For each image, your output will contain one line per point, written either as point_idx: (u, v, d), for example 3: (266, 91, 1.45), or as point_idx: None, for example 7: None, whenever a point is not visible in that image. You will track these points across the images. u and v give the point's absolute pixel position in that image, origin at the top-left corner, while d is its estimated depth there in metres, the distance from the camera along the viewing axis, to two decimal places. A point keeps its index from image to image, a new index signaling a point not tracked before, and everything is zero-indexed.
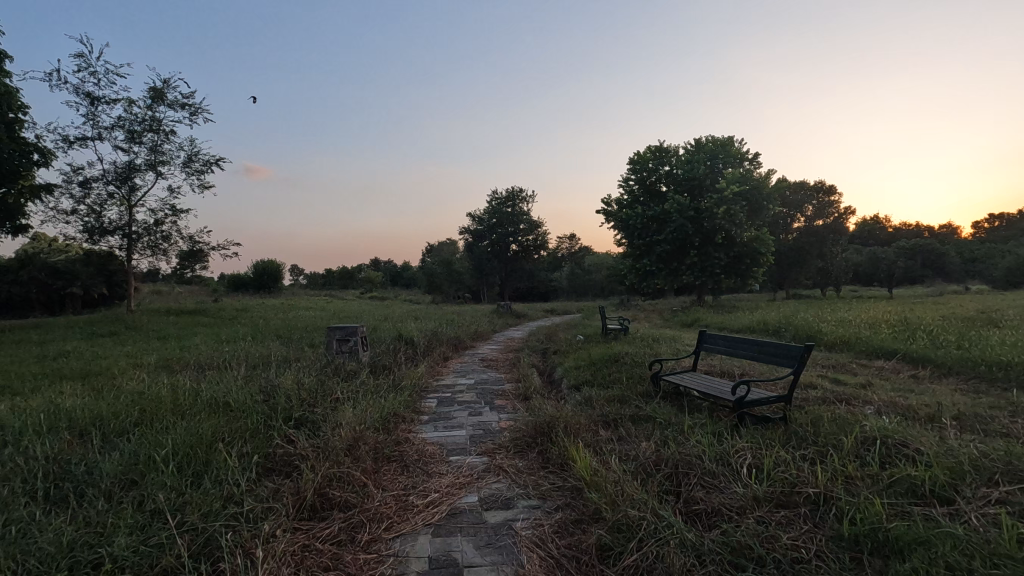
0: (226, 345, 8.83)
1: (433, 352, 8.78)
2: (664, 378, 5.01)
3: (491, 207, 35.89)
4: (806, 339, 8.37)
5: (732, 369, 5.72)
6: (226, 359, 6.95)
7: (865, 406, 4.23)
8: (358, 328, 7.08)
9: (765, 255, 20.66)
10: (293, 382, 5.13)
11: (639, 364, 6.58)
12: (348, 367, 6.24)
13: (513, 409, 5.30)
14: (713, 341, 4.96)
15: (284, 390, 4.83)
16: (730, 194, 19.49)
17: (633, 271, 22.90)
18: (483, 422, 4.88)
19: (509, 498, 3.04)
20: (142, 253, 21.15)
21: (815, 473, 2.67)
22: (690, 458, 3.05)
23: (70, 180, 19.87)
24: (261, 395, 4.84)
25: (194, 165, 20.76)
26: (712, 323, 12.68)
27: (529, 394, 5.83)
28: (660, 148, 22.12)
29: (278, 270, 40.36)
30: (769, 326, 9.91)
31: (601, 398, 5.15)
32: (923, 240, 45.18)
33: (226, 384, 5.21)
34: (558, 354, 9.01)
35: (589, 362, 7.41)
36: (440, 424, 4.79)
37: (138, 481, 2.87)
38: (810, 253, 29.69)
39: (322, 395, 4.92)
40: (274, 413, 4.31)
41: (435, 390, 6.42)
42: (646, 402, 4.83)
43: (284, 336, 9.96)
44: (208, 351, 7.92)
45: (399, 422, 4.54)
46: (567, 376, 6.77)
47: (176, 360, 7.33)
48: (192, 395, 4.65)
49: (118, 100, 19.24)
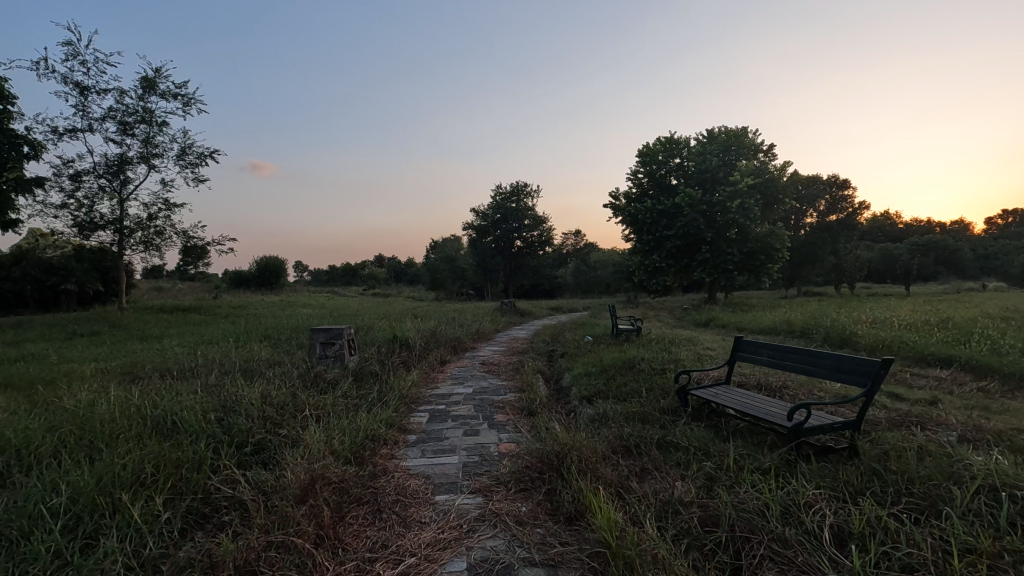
0: (206, 347, 8.14)
1: (429, 356, 8.04)
2: (694, 392, 4.25)
3: (496, 202, 35.08)
4: (839, 343, 7.58)
5: (770, 382, 4.94)
6: (196, 364, 6.21)
7: (946, 431, 3.46)
8: (343, 330, 6.35)
9: (781, 250, 19.81)
10: (258, 395, 4.41)
11: (659, 371, 5.85)
12: (328, 375, 5.50)
13: (516, 428, 4.55)
14: (750, 349, 4.20)
15: (246, 406, 4.11)
16: (745, 187, 18.66)
17: (641, 268, 22.12)
18: (480, 444, 4.15)
19: (509, 565, 2.29)
20: (135, 249, 20.52)
21: (935, 550, 1.91)
22: (750, 514, 2.29)
23: (60, 173, 19.28)
24: (219, 412, 4.13)
25: (188, 158, 20.10)
26: (729, 323, 11.88)
27: (533, 408, 5.09)
28: (671, 140, 21.25)
29: (280, 267, 39.78)
30: (796, 327, 9.11)
31: (617, 416, 4.41)
32: (937, 237, 44.03)
33: (182, 396, 4.51)
34: (566, 358, 8.24)
35: (602, 368, 6.64)
36: (428, 449, 4.02)
37: (12, 545, 2.14)
38: (824, 249, 28.75)
39: (290, 413, 4.18)
40: (229, 436, 3.61)
41: (427, 401, 5.67)
42: (673, 423, 4.08)
43: (271, 337, 9.28)
44: (183, 355, 7.23)
45: (378, 448, 3.80)
46: (577, 384, 6.03)
47: (145, 364, 6.64)
48: (135, 413, 3.93)
49: (109, 90, 18.58)
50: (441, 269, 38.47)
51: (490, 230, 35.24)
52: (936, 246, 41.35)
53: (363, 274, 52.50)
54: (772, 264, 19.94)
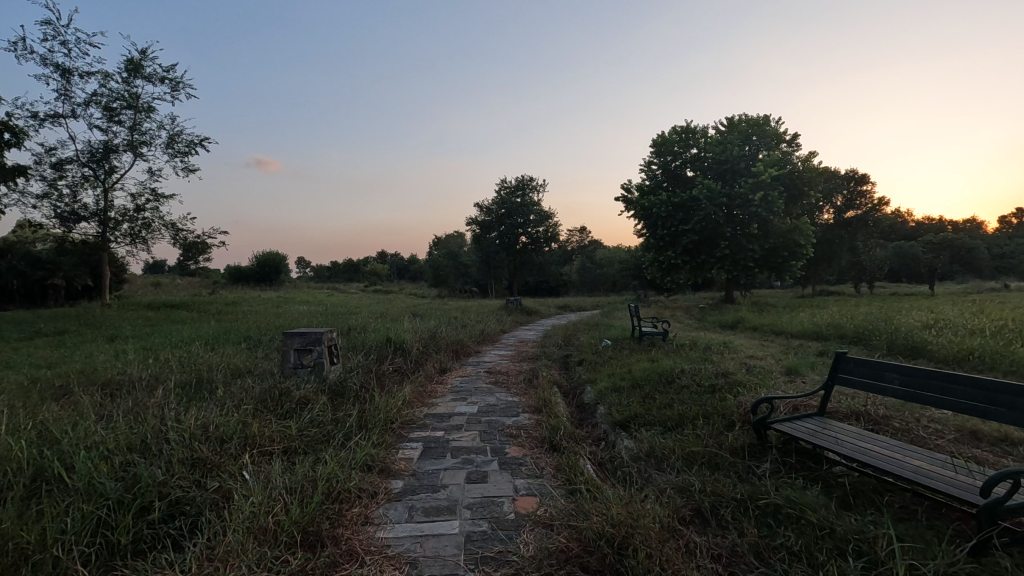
0: (170, 351, 7.04)
1: (427, 364, 6.94)
2: (777, 427, 3.15)
3: (501, 198, 34.14)
4: (910, 352, 6.42)
5: (865, 408, 3.79)
6: (144, 376, 5.12)
7: None
8: (322, 335, 5.22)
9: (805, 247, 18.59)
10: (190, 424, 3.29)
11: (709, 390, 4.74)
12: (297, 392, 4.38)
13: (536, 470, 3.43)
14: (863, 370, 3.05)
15: (169, 446, 3.03)
16: (768, 178, 17.41)
17: (655, 265, 20.94)
18: (490, 499, 3.00)
19: None
20: (121, 242, 19.46)
21: None
22: None
23: (42, 161, 18.23)
24: (131, 453, 3.02)
25: (178, 146, 19.06)
26: (760, 326, 10.68)
27: (556, 440, 3.94)
28: (686, 128, 20.05)
29: (280, 262, 38.70)
30: (848, 333, 7.96)
31: (675, 458, 3.30)
32: (953, 236, 42.55)
33: (93, 424, 3.40)
34: (586, 367, 7.08)
35: (634, 383, 5.46)
36: (418, 508, 2.88)
37: None
38: (842, 246, 27.53)
39: (231, 453, 3.11)
40: (131, 498, 2.53)
41: (421, 426, 4.57)
42: (756, 474, 2.96)
43: (250, 340, 8.18)
44: (137, 362, 6.12)
45: (343, 512, 2.70)
46: (606, 404, 4.91)
47: (87, 374, 5.55)
48: (11, 452, 2.87)
49: (92, 73, 17.50)
50: (444, 266, 37.42)
51: (495, 225, 34.41)
52: (954, 245, 39.67)
53: (365, 270, 51.48)
54: (795, 261, 18.78)
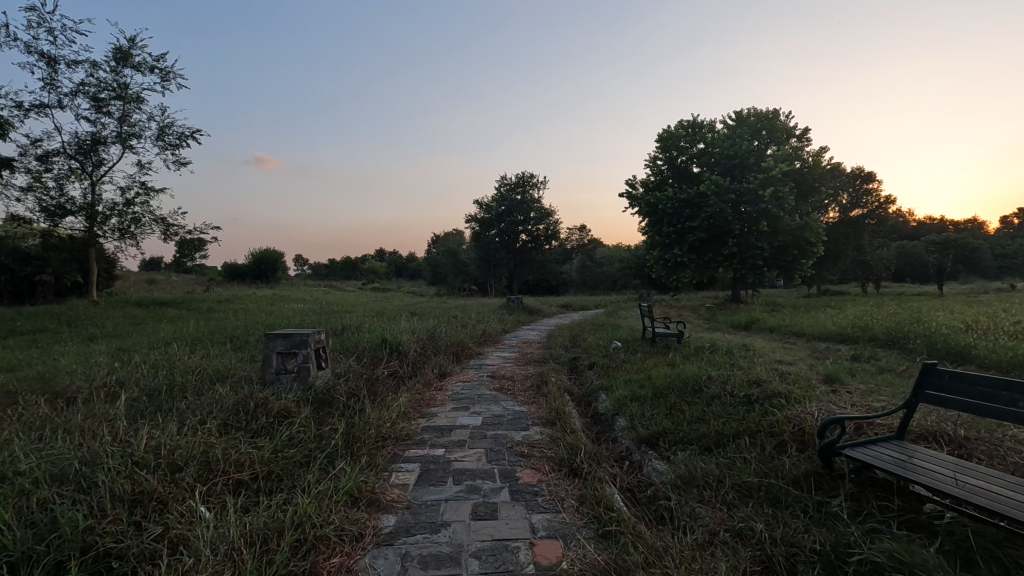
0: (146, 354, 6.41)
1: (425, 368, 6.35)
2: (850, 454, 2.58)
3: (501, 194, 33.56)
4: (955, 358, 5.83)
5: (942, 429, 3.20)
6: (104, 383, 4.49)
7: None
8: (308, 337, 4.62)
9: (815, 244, 18.07)
10: (138, 447, 2.71)
11: (747, 403, 4.14)
12: (275, 404, 3.79)
13: (554, 502, 2.86)
14: (966, 389, 2.46)
15: (106, 477, 2.44)
16: (778, 174, 16.87)
17: (660, 263, 20.35)
18: (502, 543, 2.42)
19: None
20: (109, 237, 18.81)
21: None
22: None
23: (27, 152, 17.58)
24: (59, 486, 2.44)
25: (169, 138, 18.43)
26: (777, 326, 10.09)
27: (577, 462, 3.36)
28: (693, 123, 19.51)
29: (277, 259, 38.02)
30: (878, 336, 7.41)
31: (726, 492, 2.73)
32: (957, 236, 42.13)
33: (23, 445, 2.82)
34: (598, 372, 6.48)
35: (655, 392, 4.87)
36: (415, 556, 2.31)
37: None
38: (849, 245, 27.02)
39: (187, 483, 2.53)
40: (43, 551, 1.96)
41: (417, 442, 3.98)
42: (834, 514, 2.41)
43: (235, 341, 7.55)
44: (105, 366, 5.49)
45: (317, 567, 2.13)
46: (628, 416, 4.33)
47: (43, 380, 4.91)
48: None
49: (79, 62, 16.87)
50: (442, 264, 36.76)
51: (495, 223, 33.84)
52: (956, 245, 39.38)
53: (363, 268, 50.81)
54: (804, 260, 18.25)
